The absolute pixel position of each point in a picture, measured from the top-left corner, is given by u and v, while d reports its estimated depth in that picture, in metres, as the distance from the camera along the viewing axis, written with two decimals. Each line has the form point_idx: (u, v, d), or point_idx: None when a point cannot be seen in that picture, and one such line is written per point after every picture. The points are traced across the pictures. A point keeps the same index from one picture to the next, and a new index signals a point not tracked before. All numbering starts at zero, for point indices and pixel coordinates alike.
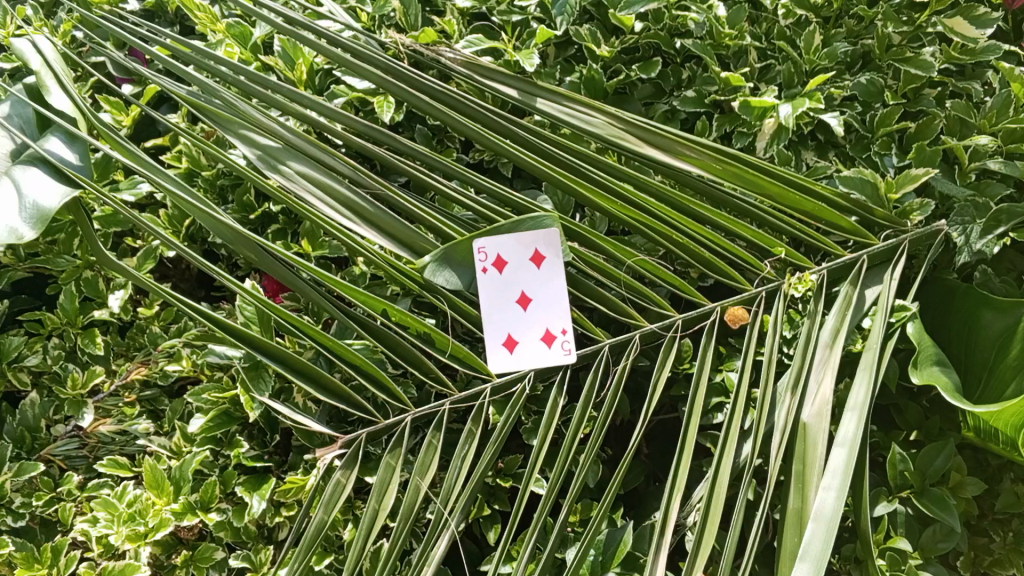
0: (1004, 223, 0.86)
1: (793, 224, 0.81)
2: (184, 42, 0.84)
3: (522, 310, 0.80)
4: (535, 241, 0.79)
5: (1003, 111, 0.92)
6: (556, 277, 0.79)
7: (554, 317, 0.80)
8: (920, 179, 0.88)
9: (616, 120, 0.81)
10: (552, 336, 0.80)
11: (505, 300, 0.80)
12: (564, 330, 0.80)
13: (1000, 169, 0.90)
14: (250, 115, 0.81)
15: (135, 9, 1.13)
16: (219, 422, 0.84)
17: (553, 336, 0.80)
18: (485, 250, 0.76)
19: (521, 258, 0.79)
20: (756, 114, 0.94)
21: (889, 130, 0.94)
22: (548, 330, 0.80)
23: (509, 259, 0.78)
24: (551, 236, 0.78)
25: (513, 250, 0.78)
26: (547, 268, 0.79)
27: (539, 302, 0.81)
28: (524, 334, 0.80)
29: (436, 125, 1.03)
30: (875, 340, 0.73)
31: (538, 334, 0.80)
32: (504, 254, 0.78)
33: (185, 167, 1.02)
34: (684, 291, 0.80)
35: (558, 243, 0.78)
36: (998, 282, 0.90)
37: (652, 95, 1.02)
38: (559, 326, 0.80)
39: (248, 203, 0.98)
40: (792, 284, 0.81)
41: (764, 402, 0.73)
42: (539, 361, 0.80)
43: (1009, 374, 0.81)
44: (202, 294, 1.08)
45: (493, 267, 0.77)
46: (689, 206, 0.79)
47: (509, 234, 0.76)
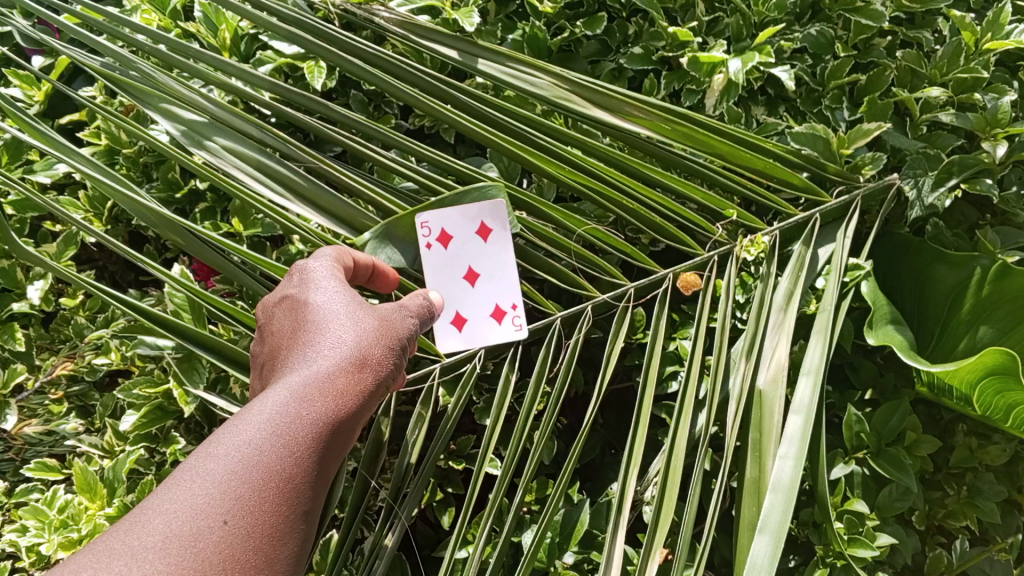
0: (956, 175, 0.84)
1: (744, 184, 0.79)
2: (95, 10, 0.79)
3: (468, 286, 0.76)
4: (481, 214, 0.74)
5: (953, 60, 0.91)
6: (503, 250, 0.75)
7: (504, 292, 0.76)
8: (872, 134, 0.83)
9: (562, 81, 0.77)
10: (502, 312, 0.76)
11: (449, 279, 0.76)
12: (514, 305, 0.76)
13: (953, 121, 0.88)
14: (171, 88, 0.76)
15: None
16: (153, 418, 0.79)
17: (503, 312, 0.76)
18: (428, 225, 0.73)
19: (466, 231, 0.74)
20: (705, 70, 0.91)
21: (840, 83, 0.92)
22: (498, 305, 0.76)
23: (454, 233, 0.75)
24: (497, 209, 0.73)
25: (459, 223, 0.74)
26: (494, 241, 0.75)
27: (487, 278, 0.77)
28: (473, 311, 0.76)
29: (373, 90, 0.97)
30: (830, 303, 0.72)
31: (488, 311, 0.76)
32: (449, 228, 0.74)
33: (104, 144, 0.93)
34: (635, 258, 0.77)
35: (505, 216, 0.73)
36: (950, 236, 0.88)
37: (598, 52, 0.97)
38: (510, 301, 0.76)
39: (174, 180, 0.90)
40: (745, 247, 0.78)
41: (719, 369, 0.72)
42: (489, 339, 0.76)
43: (963, 329, 0.81)
44: (131, 278, 1.02)
45: (437, 243, 0.74)
46: (638, 168, 0.76)
47: (453, 208, 0.72)
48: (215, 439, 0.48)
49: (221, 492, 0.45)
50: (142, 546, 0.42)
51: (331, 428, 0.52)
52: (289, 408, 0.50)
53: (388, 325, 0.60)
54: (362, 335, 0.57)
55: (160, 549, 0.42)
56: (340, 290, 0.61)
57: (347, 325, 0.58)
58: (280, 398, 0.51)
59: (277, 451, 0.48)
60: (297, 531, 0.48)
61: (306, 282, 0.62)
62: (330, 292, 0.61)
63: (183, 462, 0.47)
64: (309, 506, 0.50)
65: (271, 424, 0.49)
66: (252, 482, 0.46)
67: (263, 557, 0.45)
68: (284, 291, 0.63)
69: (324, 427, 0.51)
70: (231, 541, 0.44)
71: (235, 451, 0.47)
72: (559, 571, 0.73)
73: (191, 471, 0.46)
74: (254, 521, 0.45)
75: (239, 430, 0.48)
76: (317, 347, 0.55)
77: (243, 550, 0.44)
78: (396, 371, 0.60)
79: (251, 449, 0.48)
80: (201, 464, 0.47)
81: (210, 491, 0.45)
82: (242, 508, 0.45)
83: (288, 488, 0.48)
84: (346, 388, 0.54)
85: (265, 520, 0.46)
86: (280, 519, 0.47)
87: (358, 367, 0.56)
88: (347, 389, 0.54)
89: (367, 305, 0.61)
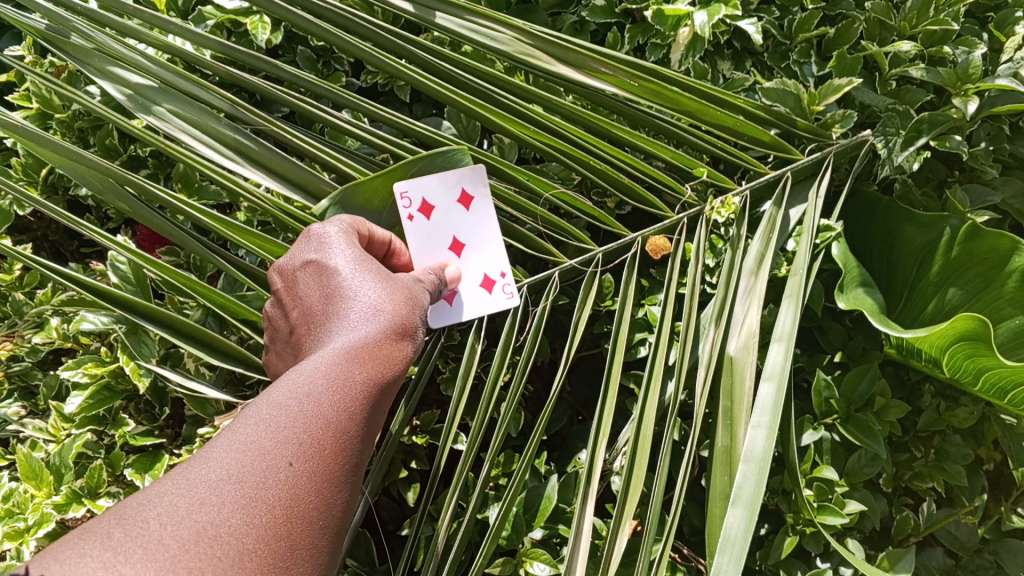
0: (925, 133, 0.82)
1: (713, 142, 0.76)
2: None
3: (453, 257, 0.73)
4: (461, 180, 0.71)
5: (923, 12, 0.88)
6: (487, 217, 0.72)
7: (491, 261, 0.73)
8: (844, 90, 0.81)
9: (524, 35, 0.73)
10: (491, 281, 0.73)
11: (433, 249, 0.73)
12: (504, 274, 0.72)
13: (922, 76, 0.85)
14: (109, 47, 0.71)
15: None
16: (100, 399, 0.76)
17: (493, 281, 0.73)
18: (408, 195, 0.69)
19: (448, 201, 0.71)
20: (670, 24, 0.87)
21: (808, 36, 0.89)
22: (486, 275, 0.73)
23: (435, 203, 0.71)
24: (478, 173, 0.70)
25: (438, 192, 0.70)
26: (477, 207, 0.72)
27: (472, 247, 0.73)
28: (461, 283, 0.73)
29: (321, 46, 0.92)
30: (802, 267, 0.70)
31: (477, 281, 0.73)
32: (429, 198, 0.70)
33: (36, 108, 0.87)
34: (602, 221, 0.74)
35: (486, 181, 0.71)
36: (919, 195, 0.87)
37: (558, 4, 0.93)
38: (499, 269, 0.72)
39: (113, 146, 0.85)
40: (714, 209, 0.77)
41: (688, 335, 0.70)
42: (480, 310, 0.73)
43: (932, 290, 0.81)
44: (73, 249, 0.97)
45: (419, 215, 0.70)
46: (607, 128, 0.73)
47: (431, 174, 0.68)
48: (273, 387, 0.48)
49: (284, 432, 0.45)
50: (211, 483, 0.41)
51: (383, 384, 0.52)
52: (342, 360, 0.50)
53: (416, 292, 0.61)
54: (395, 298, 0.57)
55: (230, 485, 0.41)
56: (368, 257, 0.61)
57: (378, 289, 0.58)
58: (331, 355, 0.51)
59: (335, 400, 0.48)
60: (355, 481, 0.48)
61: (323, 246, 0.60)
62: (358, 257, 0.60)
63: (241, 409, 0.46)
64: (364, 460, 0.49)
65: (326, 376, 0.49)
66: (315, 427, 0.46)
67: (327, 501, 0.45)
68: (303, 257, 0.61)
69: (378, 383, 0.51)
70: (297, 482, 0.43)
71: (292, 395, 0.47)
72: (526, 547, 0.72)
73: (251, 416, 0.46)
74: (319, 466, 0.45)
75: (295, 380, 0.48)
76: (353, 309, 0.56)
77: (310, 491, 0.44)
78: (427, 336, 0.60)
79: (310, 397, 0.47)
80: (261, 409, 0.46)
81: (273, 431, 0.45)
82: (307, 452, 0.45)
83: (345, 439, 0.47)
84: (391, 348, 0.54)
85: (328, 466, 0.45)
86: (342, 465, 0.46)
87: (400, 331, 0.56)
88: (391, 353, 0.54)
89: (394, 274, 0.61)
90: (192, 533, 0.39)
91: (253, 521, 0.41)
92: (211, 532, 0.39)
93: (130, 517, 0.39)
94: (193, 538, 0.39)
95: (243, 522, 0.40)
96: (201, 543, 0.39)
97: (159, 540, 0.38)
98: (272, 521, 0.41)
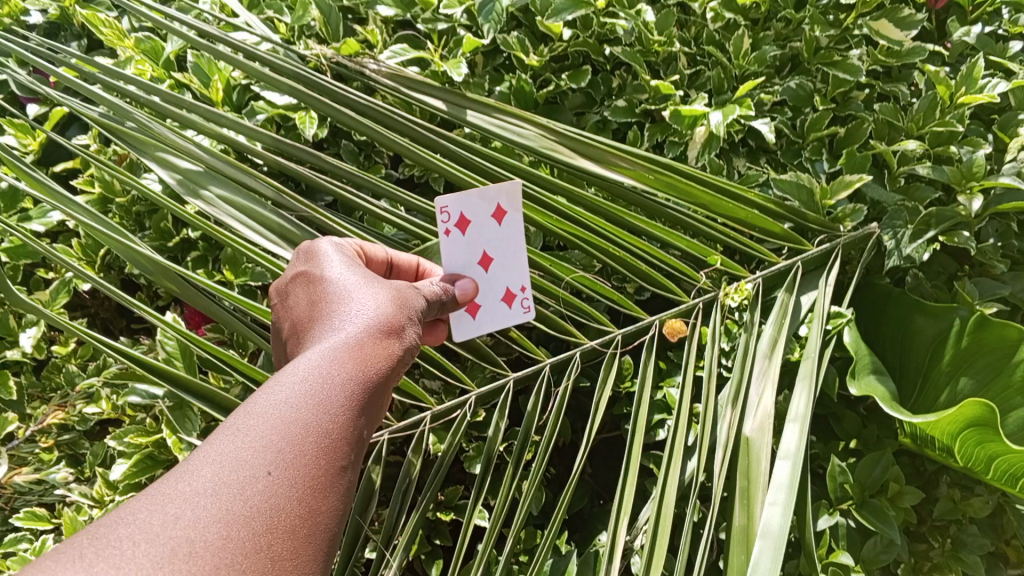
0: (934, 227, 0.87)
1: (727, 233, 0.80)
2: (92, 61, 0.83)
3: (481, 271, 0.74)
4: (496, 195, 0.72)
5: (929, 113, 0.93)
6: (517, 234, 0.73)
7: (514, 276, 0.74)
8: (854, 186, 0.85)
9: (548, 132, 0.79)
10: (512, 295, 0.74)
11: (464, 263, 0.74)
12: (523, 288, 0.74)
13: (929, 174, 0.90)
14: (167, 137, 0.78)
15: (39, 23, 1.03)
16: (143, 467, 0.80)
17: (513, 295, 0.74)
18: (448, 210, 0.71)
19: (483, 215, 0.72)
20: (686, 123, 0.92)
21: (819, 135, 0.94)
22: (508, 289, 0.74)
23: (471, 218, 0.72)
24: (513, 189, 0.71)
25: (476, 207, 0.72)
26: (509, 223, 0.72)
27: (499, 262, 0.74)
28: (484, 296, 0.74)
29: (363, 140, 0.98)
30: (814, 351, 0.73)
31: (499, 294, 0.74)
32: (467, 212, 0.72)
33: (98, 193, 0.94)
34: (623, 305, 0.78)
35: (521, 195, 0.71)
36: (930, 287, 0.91)
37: (584, 104, 0.99)
38: (519, 284, 0.74)
39: (166, 229, 0.91)
40: (729, 293, 0.80)
41: (708, 418, 0.73)
42: (499, 323, 0.74)
43: (944, 380, 0.83)
44: (123, 325, 1.02)
45: (455, 229, 0.72)
46: (625, 218, 0.77)
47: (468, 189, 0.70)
48: (249, 403, 0.46)
49: (261, 443, 0.43)
50: (187, 497, 0.39)
51: (365, 388, 0.51)
52: (318, 369, 0.49)
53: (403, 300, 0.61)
54: (378, 305, 0.58)
55: (209, 498, 0.40)
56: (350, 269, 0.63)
57: (361, 299, 0.58)
58: (309, 363, 0.50)
59: (314, 409, 0.47)
60: (343, 488, 0.46)
61: (314, 261, 0.64)
62: (342, 269, 0.63)
63: (217, 427, 0.45)
64: (352, 467, 0.48)
65: (303, 387, 0.48)
66: (293, 436, 0.45)
67: (312, 510, 0.43)
68: (293, 278, 0.64)
69: (358, 389, 0.50)
70: (276, 491, 0.42)
71: (268, 408, 0.46)
72: None
73: (226, 430, 0.44)
74: (298, 476, 0.43)
75: (272, 391, 0.47)
76: (338, 322, 0.55)
77: (292, 500, 0.42)
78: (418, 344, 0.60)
79: (287, 407, 0.46)
80: (235, 424, 0.45)
81: (249, 442, 0.43)
82: (284, 462, 0.43)
83: (326, 447, 0.46)
84: (374, 353, 0.53)
85: (309, 474, 0.44)
86: (326, 470, 0.45)
87: (383, 335, 0.56)
88: (372, 358, 0.53)
89: (381, 283, 0.62)
90: (168, 549, 0.36)
91: (231, 533, 0.39)
92: (189, 547, 0.37)
93: (102, 537, 0.36)
94: (170, 553, 0.36)
95: (220, 533, 0.38)
96: (178, 559, 0.36)
97: (135, 559, 0.35)
98: (252, 535, 0.39)
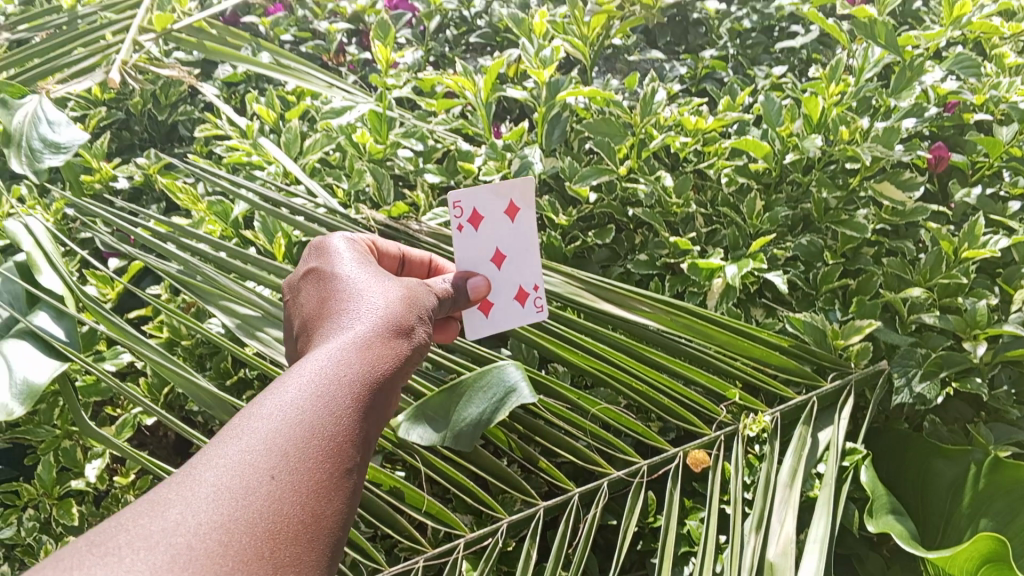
0: (944, 369, 0.92)
1: (744, 369, 0.86)
2: (168, 223, 0.94)
3: (495, 267, 0.82)
4: (509, 194, 0.80)
5: (936, 267, 1.00)
6: (528, 229, 0.81)
7: (527, 275, 0.82)
8: (865, 329, 0.89)
9: (572, 279, 0.89)
10: (524, 294, 0.82)
11: (478, 259, 0.82)
12: (536, 287, 0.82)
13: (936, 323, 0.96)
14: (231, 288, 0.87)
15: (124, 188, 1.16)
16: None
17: (526, 294, 0.82)
18: (461, 204, 0.80)
19: (496, 211, 0.80)
20: (705, 275, 0.99)
21: (831, 287, 1.01)
22: (521, 288, 0.82)
23: (485, 215, 0.80)
24: (525, 187, 0.79)
25: (489, 203, 0.80)
26: (521, 221, 0.80)
27: (512, 260, 0.82)
28: (498, 295, 0.82)
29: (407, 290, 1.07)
30: (831, 481, 0.77)
31: (512, 293, 0.82)
32: (480, 209, 0.80)
33: (166, 337, 1.02)
34: (647, 437, 0.83)
35: (531, 192, 0.79)
36: (946, 431, 0.95)
37: (608, 258, 1.07)
38: (532, 282, 0.81)
39: (226, 369, 0.98)
40: (747, 425, 0.84)
41: (734, 555, 0.75)
42: (514, 320, 0.82)
43: (964, 522, 0.85)
44: (178, 462, 1.08)
45: (467, 224, 0.80)
46: (646, 354, 0.83)
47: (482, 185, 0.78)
48: (254, 406, 0.48)
49: (263, 445, 0.45)
50: (189, 501, 0.41)
51: (367, 394, 0.53)
52: (318, 381, 0.51)
53: (412, 301, 0.66)
54: (387, 305, 0.62)
55: (212, 499, 0.41)
56: (360, 272, 0.69)
57: (370, 298, 0.63)
58: (317, 366, 0.52)
59: (318, 411, 0.49)
60: (345, 491, 0.47)
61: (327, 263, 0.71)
62: (352, 269, 0.69)
63: (222, 430, 0.46)
64: (358, 467, 0.49)
65: (308, 394, 0.50)
66: (296, 439, 0.46)
67: (314, 513, 0.44)
68: (307, 273, 0.71)
69: (361, 397, 0.52)
70: (278, 495, 0.43)
71: (273, 412, 0.48)
72: None
73: (231, 435, 0.46)
74: (301, 481, 0.45)
75: (278, 395, 0.49)
76: (349, 325, 0.59)
77: (293, 503, 0.43)
78: (427, 344, 0.64)
79: (292, 411, 0.48)
80: (239, 428, 0.46)
81: (252, 445, 0.45)
82: (287, 466, 0.45)
83: (331, 447, 0.48)
84: (381, 352, 0.57)
85: (312, 478, 0.45)
86: (326, 478, 0.46)
87: (390, 333, 0.60)
88: (381, 358, 0.56)
89: (391, 281, 0.68)
90: (168, 556, 0.38)
91: (232, 538, 0.40)
92: (189, 553, 0.38)
93: (102, 544, 0.38)
94: (170, 558, 0.37)
95: (219, 541, 0.39)
96: (176, 565, 0.37)
97: (134, 564, 0.36)
98: (253, 539, 0.41)
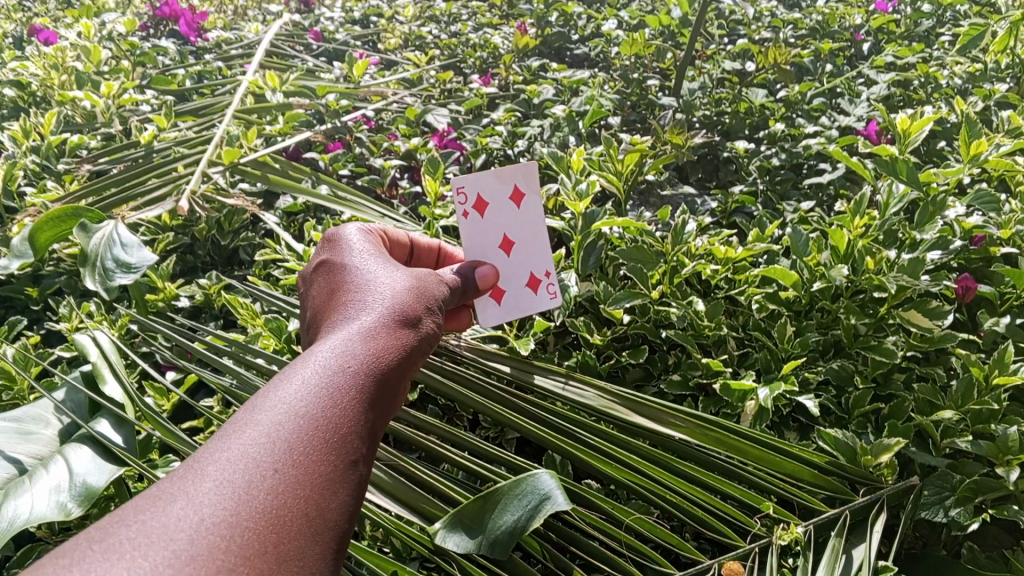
0: (978, 496, 0.92)
1: (775, 482, 0.87)
2: (224, 339, 1.00)
3: (505, 252, 1.02)
4: (513, 179, 1.00)
5: (966, 393, 1.01)
6: (531, 210, 1.01)
7: (537, 264, 1.03)
8: (893, 448, 0.91)
9: (605, 393, 0.96)
10: (536, 280, 1.03)
11: (490, 246, 1.02)
12: (547, 273, 1.03)
13: (969, 448, 0.96)
14: None
15: (185, 306, 1.23)
16: None
17: (538, 279, 1.03)
18: (465, 190, 1.00)
19: (503, 196, 1.00)
20: (737, 396, 1.01)
21: (863, 411, 1.02)
22: (533, 276, 1.03)
23: (490, 201, 1.01)
24: (526, 173, 1.00)
25: (494, 188, 1.00)
26: (525, 205, 1.01)
27: (520, 247, 1.02)
28: (511, 284, 1.03)
29: (447, 404, 1.10)
30: None
31: (525, 281, 1.03)
32: (485, 195, 1.01)
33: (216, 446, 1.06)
34: (681, 547, 0.82)
35: (531, 177, 1.00)
36: (985, 557, 0.93)
37: (642, 378, 1.11)
38: (542, 270, 1.03)
39: None
40: (780, 535, 0.83)
41: None
42: (525, 306, 1.04)
43: None
44: None
45: (475, 210, 1.00)
46: (673, 464, 0.87)
47: (484, 171, 0.99)
48: (260, 404, 0.57)
49: (268, 440, 0.53)
50: (195, 498, 0.48)
51: (366, 392, 0.62)
52: (316, 381, 0.59)
53: (415, 294, 0.77)
54: (393, 300, 0.74)
55: (218, 493, 0.48)
56: (368, 265, 0.80)
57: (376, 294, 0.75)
58: (320, 367, 0.61)
59: (318, 408, 0.57)
60: (345, 479, 0.55)
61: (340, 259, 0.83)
62: (360, 264, 0.81)
63: (230, 426, 0.54)
64: (359, 456, 0.58)
65: (309, 394, 0.58)
66: (297, 433, 0.54)
67: (316, 501, 0.52)
68: (321, 272, 0.83)
69: (356, 392, 0.61)
70: (279, 485, 0.51)
71: (277, 412, 0.56)
72: None
73: (238, 431, 0.54)
74: (300, 474, 0.52)
75: (284, 393, 0.58)
76: (357, 321, 0.70)
77: (294, 493, 0.51)
78: (431, 333, 0.76)
79: (294, 409, 0.56)
80: (245, 424, 0.54)
81: (257, 438, 0.53)
82: (286, 462, 0.52)
83: (332, 438, 0.56)
84: (386, 346, 0.67)
85: (311, 470, 0.53)
86: (324, 469, 0.54)
87: (393, 326, 0.70)
88: (383, 351, 0.66)
89: (398, 275, 0.80)
90: (175, 552, 0.44)
91: (235, 530, 0.47)
92: (193, 548, 0.45)
93: (106, 539, 0.44)
94: (176, 555, 0.44)
95: (223, 535, 0.46)
96: (182, 560, 0.44)
97: (144, 559, 0.43)
98: (256, 530, 0.48)
